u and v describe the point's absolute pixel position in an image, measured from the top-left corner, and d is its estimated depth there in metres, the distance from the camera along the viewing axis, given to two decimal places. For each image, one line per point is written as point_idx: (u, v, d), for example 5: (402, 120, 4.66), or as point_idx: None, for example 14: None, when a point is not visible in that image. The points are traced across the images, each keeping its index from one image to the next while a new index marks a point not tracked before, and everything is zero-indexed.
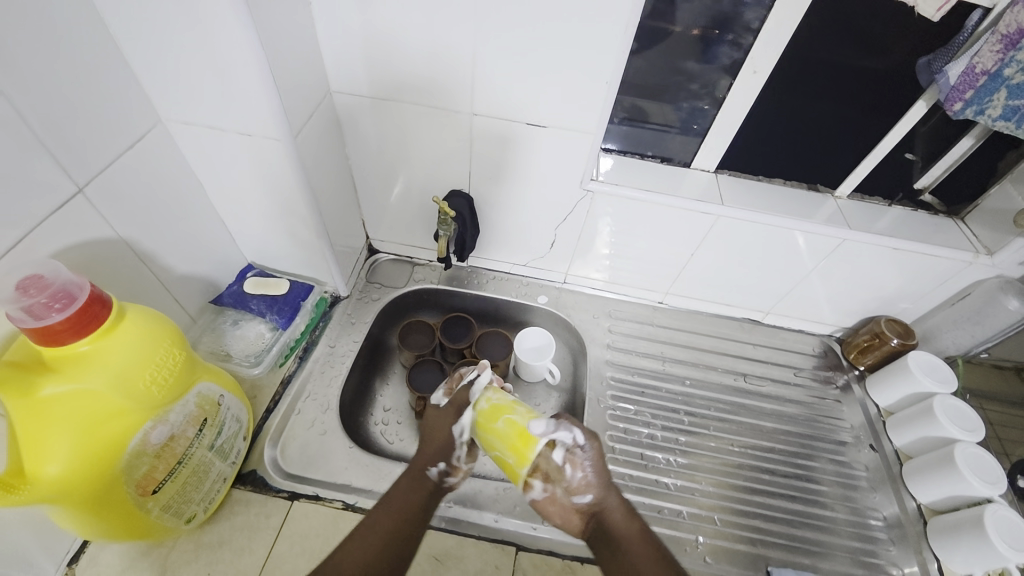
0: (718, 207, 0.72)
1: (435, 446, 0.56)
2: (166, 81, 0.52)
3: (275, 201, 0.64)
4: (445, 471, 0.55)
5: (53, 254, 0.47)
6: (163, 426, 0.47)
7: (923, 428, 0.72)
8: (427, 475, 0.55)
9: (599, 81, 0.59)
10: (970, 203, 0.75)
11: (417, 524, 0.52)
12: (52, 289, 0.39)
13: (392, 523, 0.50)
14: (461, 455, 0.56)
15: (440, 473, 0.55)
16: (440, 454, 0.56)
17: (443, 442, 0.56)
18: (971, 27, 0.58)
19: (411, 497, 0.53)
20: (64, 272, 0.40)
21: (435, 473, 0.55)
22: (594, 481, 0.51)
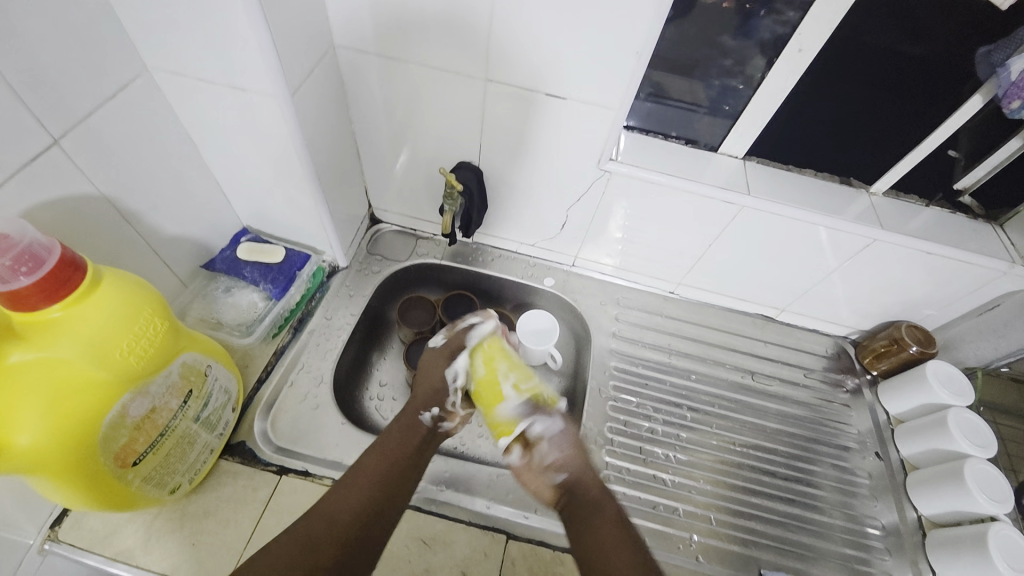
0: (744, 197, 0.67)
1: (428, 392, 0.65)
2: (151, 24, 0.47)
3: (272, 163, 0.60)
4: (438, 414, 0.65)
5: (24, 215, 0.43)
6: (143, 397, 0.44)
7: (933, 440, 0.69)
8: (422, 420, 0.63)
9: (628, 51, 0.53)
10: (1010, 208, 0.70)
11: (408, 469, 0.56)
12: (17, 249, 0.35)
13: (382, 468, 0.55)
14: (455, 401, 0.67)
15: (434, 417, 0.64)
16: (432, 400, 0.65)
17: (436, 391, 0.66)
18: None
19: (402, 444, 0.58)
20: (30, 231, 0.37)
21: (429, 418, 0.63)
22: (569, 460, 0.61)
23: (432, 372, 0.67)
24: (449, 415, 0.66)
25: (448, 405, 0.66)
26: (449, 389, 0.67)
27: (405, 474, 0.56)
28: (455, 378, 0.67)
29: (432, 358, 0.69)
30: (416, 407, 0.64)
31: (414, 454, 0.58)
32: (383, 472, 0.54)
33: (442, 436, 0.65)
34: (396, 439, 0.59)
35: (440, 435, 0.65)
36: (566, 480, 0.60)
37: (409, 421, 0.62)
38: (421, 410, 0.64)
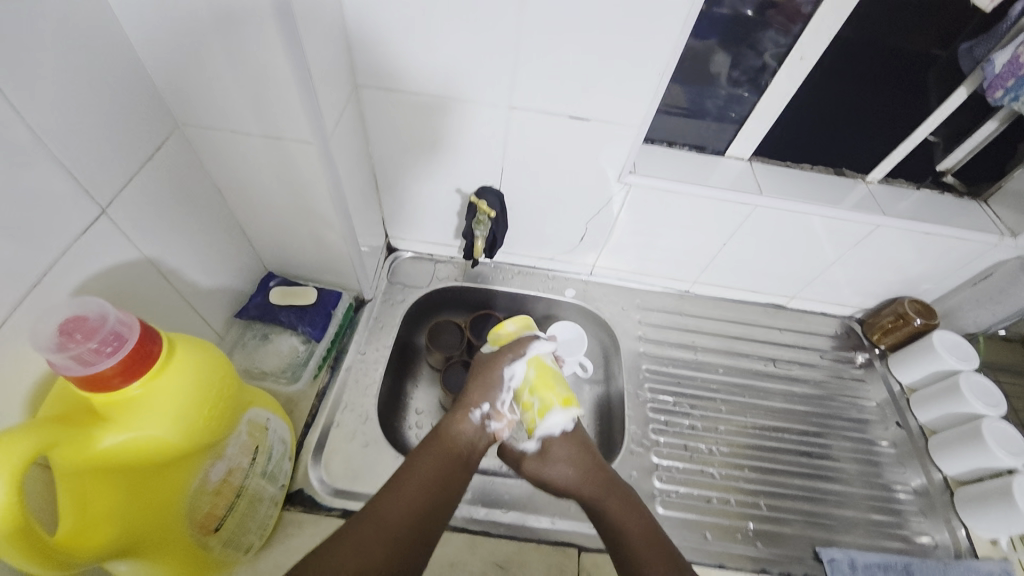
0: (757, 196, 0.71)
1: (480, 390, 0.63)
2: (186, 82, 0.46)
3: (304, 206, 0.60)
4: (487, 413, 0.62)
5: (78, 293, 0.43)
6: (221, 461, 0.44)
7: (948, 405, 0.75)
8: (470, 418, 0.61)
9: (649, 70, 0.56)
10: (992, 184, 0.76)
11: (457, 471, 0.57)
12: (102, 333, 0.35)
13: (436, 469, 0.55)
14: (506, 402, 0.63)
15: (482, 417, 0.61)
16: (484, 396, 0.62)
17: (489, 388, 0.63)
18: (1016, 16, 0.58)
19: (454, 441, 0.59)
20: (112, 311, 0.36)
21: (477, 417, 0.61)
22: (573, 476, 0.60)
23: (486, 368, 0.64)
24: (497, 414, 0.63)
25: (498, 404, 0.63)
26: (501, 389, 0.63)
27: (456, 476, 0.56)
28: (511, 378, 0.63)
29: (490, 356, 0.66)
30: (466, 406, 0.62)
31: (464, 456, 0.58)
32: (435, 476, 0.55)
33: (488, 438, 0.62)
34: (449, 438, 0.59)
35: (487, 435, 0.62)
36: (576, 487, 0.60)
37: (459, 421, 0.60)
38: (471, 408, 0.61)
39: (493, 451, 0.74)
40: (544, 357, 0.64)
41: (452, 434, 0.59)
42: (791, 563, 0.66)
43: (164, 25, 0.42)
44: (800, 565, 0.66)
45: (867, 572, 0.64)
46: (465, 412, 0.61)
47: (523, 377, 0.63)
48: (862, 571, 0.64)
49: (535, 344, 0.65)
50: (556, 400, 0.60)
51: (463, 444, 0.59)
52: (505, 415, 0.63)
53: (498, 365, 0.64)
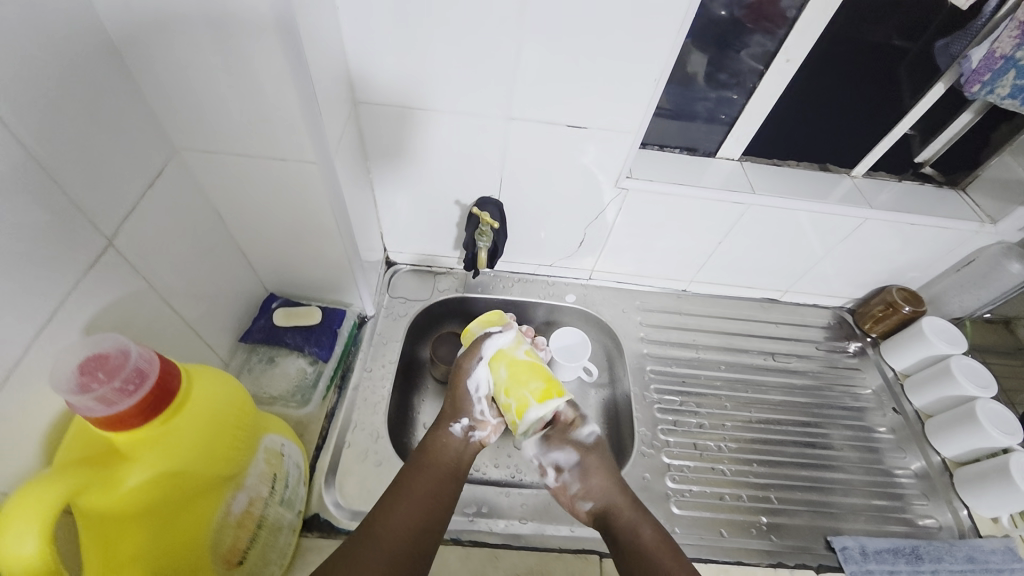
0: (751, 196, 0.72)
1: (454, 401, 0.62)
2: (187, 108, 0.46)
3: (307, 226, 0.59)
4: (468, 424, 0.61)
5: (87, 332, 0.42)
6: (242, 492, 0.43)
7: (941, 388, 0.77)
8: (451, 431, 0.61)
9: (645, 78, 0.57)
10: (969, 172, 0.79)
11: (449, 483, 0.57)
12: (125, 371, 0.35)
13: (427, 483, 0.55)
14: (484, 408, 0.62)
15: (464, 427, 0.61)
16: (460, 409, 0.62)
17: (461, 399, 0.62)
18: (989, 13, 0.61)
19: (442, 453, 0.59)
20: (134, 349, 0.35)
21: (458, 428, 0.61)
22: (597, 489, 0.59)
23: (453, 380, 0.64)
24: (480, 423, 0.62)
25: (477, 413, 0.62)
26: (474, 396, 0.62)
27: (448, 488, 0.56)
28: (477, 387, 0.63)
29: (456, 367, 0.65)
30: (445, 419, 0.62)
31: (455, 466, 0.58)
32: (428, 491, 0.55)
33: (475, 447, 0.61)
34: (435, 449, 0.59)
35: (473, 445, 0.61)
36: (599, 506, 0.59)
37: (441, 434, 0.60)
38: (450, 422, 0.61)
39: (504, 461, 0.74)
40: (510, 354, 0.62)
41: (437, 447, 0.59)
42: (803, 553, 0.67)
43: (165, 53, 0.42)
44: (812, 554, 0.67)
45: (878, 557, 0.65)
46: (445, 426, 0.61)
47: (489, 381, 0.62)
48: (874, 557, 0.65)
49: (501, 344, 0.63)
50: (529, 395, 0.57)
51: (450, 456, 0.59)
52: (488, 422, 0.63)
53: (462, 375, 0.63)
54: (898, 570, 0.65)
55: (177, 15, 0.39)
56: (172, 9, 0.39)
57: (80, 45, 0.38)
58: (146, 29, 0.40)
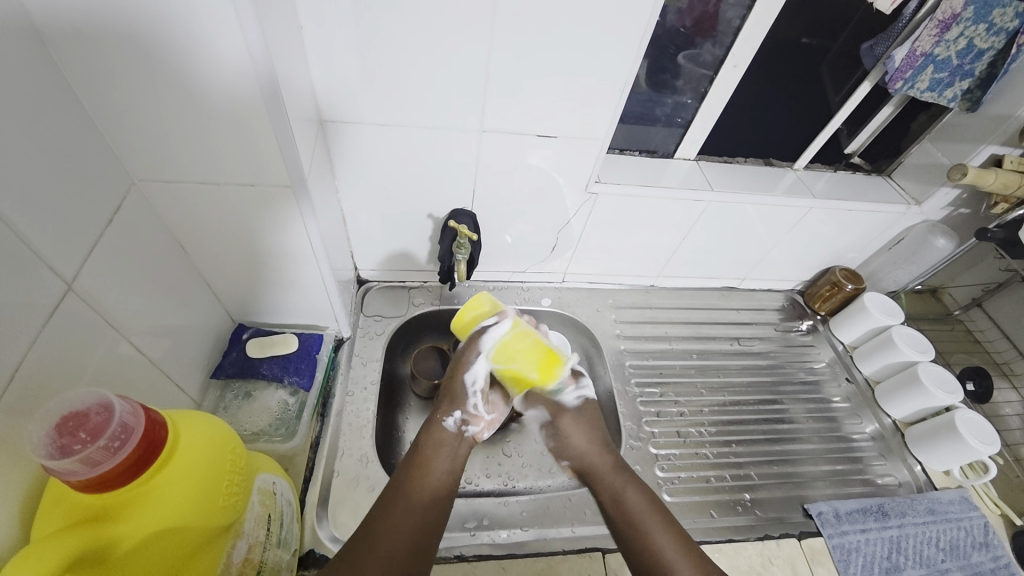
0: (710, 193, 0.76)
1: (446, 397, 0.61)
2: (144, 136, 0.43)
3: (277, 250, 0.57)
4: (462, 418, 0.60)
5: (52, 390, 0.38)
6: (242, 540, 0.41)
7: (886, 356, 0.85)
8: (446, 426, 0.59)
9: (610, 88, 0.60)
10: (893, 160, 0.86)
11: (446, 481, 0.56)
12: (111, 427, 0.32)
13: (423, 482, 0.54)
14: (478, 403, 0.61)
15: (458, 421, 0.59)
16: (452, 405, 0.60)
17: (456, 394, 0.60)
18: (910, 14, 0.67)
19: (435, 450, 0.57)
20: (116, 403, 0.33)
21: (452, 422, 0.59)
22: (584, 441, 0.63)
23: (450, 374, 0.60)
24: (474, 417, 0.60)
25: (471, 408, 0.60)
26: (467, 392, 0.60)
27: (444, 487, 0.55)
28: (475, 380, 0.60)
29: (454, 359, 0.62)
30: (437, 416, 0.60)
31: (451, 466, 0.57)
32: (426, 493, 0.53)
33: (469, 442, 0.60)
34: (427, 447, 0.57)
35: (467, 439, 0.60)
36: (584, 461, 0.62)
37: (435, 432, 0.58)
38: (443, 418, 0.60)
39: (495, 470, 0.74)
40: (505, 347, 0.58)
41: (433, 445, 0.57)
42: (782, 523, 0.71)
43: (120, 80, 0.39)
44: (791, 523, 0.71)
45: (850, 518, 0.71)
46: (440, 421, 0.59)
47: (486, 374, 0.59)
48: (846, 518, 0.71)
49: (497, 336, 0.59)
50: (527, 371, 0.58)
51: (445, 453, 0.57)
52: (481, 416, 0.61)
53: (459, 369, 0.60)
54: (869, 527, 0.71)
55: (132, 41, 0.37)
56: (127, 29, 0.36)
57: (21, 76, 0.35)
58: (101, 56, 0.38)
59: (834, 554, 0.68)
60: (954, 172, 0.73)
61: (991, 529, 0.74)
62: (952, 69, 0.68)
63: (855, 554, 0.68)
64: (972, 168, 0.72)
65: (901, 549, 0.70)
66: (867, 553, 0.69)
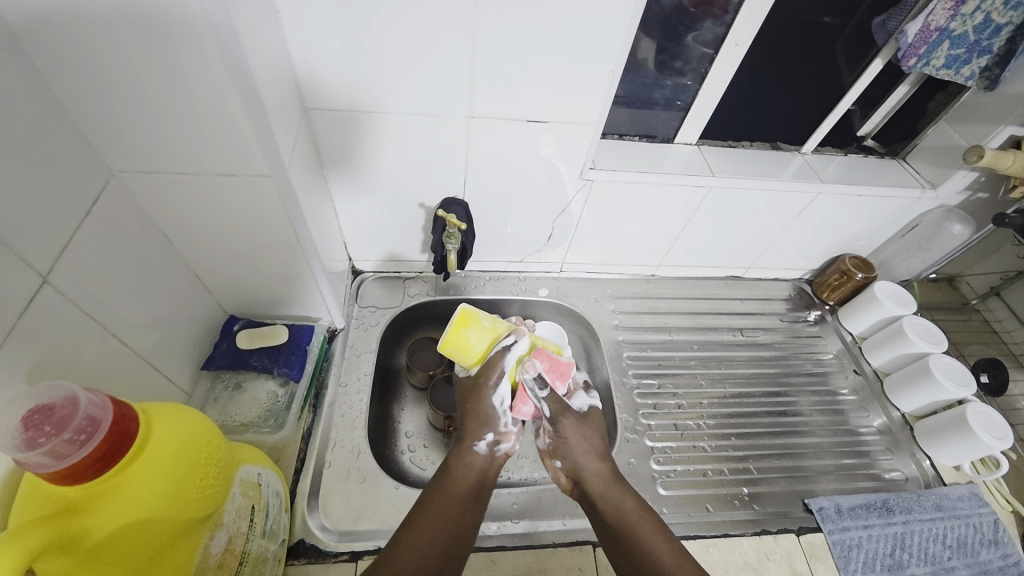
0: (711, 178, 0.73)
1: (474, 418, 0.58)
2: (119, 126, 0.43)
3: (262, 241, 0.56)
4: (494, 440, 0.57)
5: (30, 380, 0.39)
6: (221, 532, 0.41)
7: (898, 347, 0.82)
8: (476, 449, 0.56)
9: (602, 69, 0.57)
10: (908, 142, 0.82)
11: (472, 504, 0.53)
12: (75, 421, 0.32)
13: (452, 503, 0.52)
14: (509, 420, 0.58)
15: (489, 443, 0.57)
16: (482, 426, 0.57)
17: (485, 416, 0.58)
18: None
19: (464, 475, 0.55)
20: (83, 396, 0.33)
21: (484, 446, 0.56)
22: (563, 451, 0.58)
23: (472, 398, 0.58)
24: (506, 435, 0.58)
25: (503, 427, 0.57)
26: (498, 413, 0.58)
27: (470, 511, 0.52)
28: (503, 401, 0.58)
29: (472, 383, 0.60)
30: (468, 437, 0.58)
31: (477, 487, 0.55)
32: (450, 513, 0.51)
33: (501, 461, 0.58)
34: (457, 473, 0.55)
35: (499, 460, 0.58)
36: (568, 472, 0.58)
37: (466, 455, 0.56)
38: (475, 440, 0.57)
39: None
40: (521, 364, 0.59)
41: (459, 467, 0.55)
42: (783, 518, 0.70)
43: (90, 72, 0.39)
44: (791, 518, 0.70)
45: (853, 513, 0.69)
46: (468, 444, 0.57)
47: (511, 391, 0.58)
48: (848, 513, 0.69)
49: (518, 356, 0.58)
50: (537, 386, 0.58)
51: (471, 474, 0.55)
52: (512, 432, 0.58)
53: (483, 392, 0.58)
54: (871, 524, 0.69)
55: (94, 23, 0.36)
56: (91, 15, 0.35)
57: None
58: (67, 45, 0.37)
59: (834, 550, 0.66)
60: (970, 155, 0.69)
61: (1000, 526, 0.71)
62: (969, 45, 0.64)
63: (856, 550, 0.67)
64: (990, 150, 0.68)
65: (905, 546, 0.68)
66: (869, 550, 0.67)
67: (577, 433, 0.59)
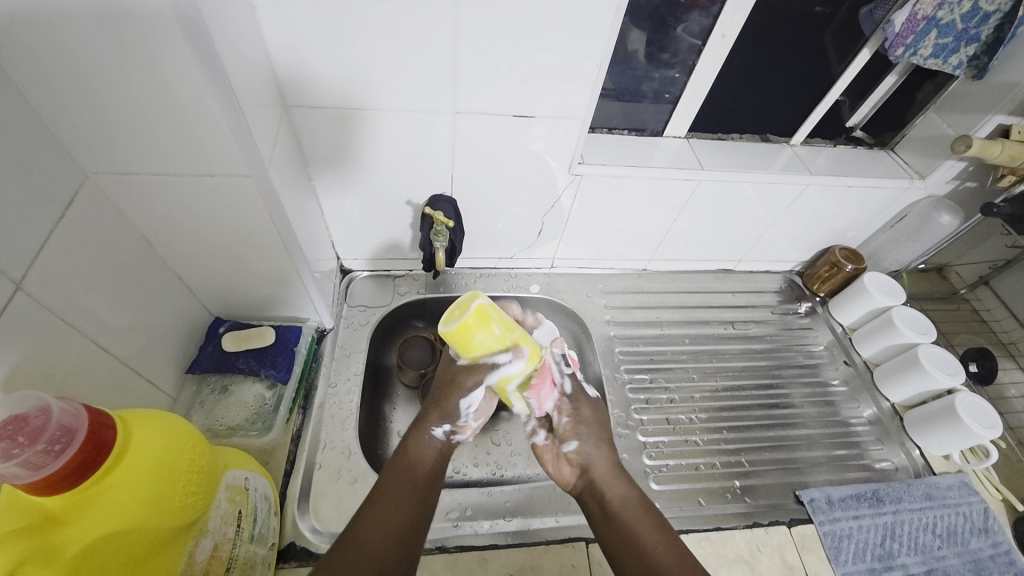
0: (700, 172, 0.73)
1: (438, 407, 0.54)
2: (91, 127, 0.42)
3: (245, 241, 0.55)
4: (450, 429, 0.54)
5: (6, 390, 0.38)
6: (207, 539, 0.41)
7: (887, 338, 0.82)
8: (433, 436, 0.53)
9: (588, 61, 0.56)
10: (896, 134, 0.82)
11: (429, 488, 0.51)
12: (50, 431, 0.32)
13: (409, 488, 0.49)
14: (470, 415, 0.54)
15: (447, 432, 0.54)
16: (442, 414, 0.54)
17: (450, 407, 0.53)
18: None
19: (420, 459, 0.52)
20: (56, 404, 0.32)
21: (441, 434, 0.53)
22: (582, 432, 0.56)
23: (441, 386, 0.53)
24: (463, 428, 0.55)
25: (462, 419, 0.54)
26: (461, 409, 0.54)
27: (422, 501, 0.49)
28: (471, 404, 0.53)
29: (448, 376, 0.54)
30: (424, 422, 0.54)
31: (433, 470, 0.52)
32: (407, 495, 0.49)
33: (453, 451, 0.55)
34: (412, 456, 0.52)
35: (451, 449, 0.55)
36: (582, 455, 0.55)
37: (421, 440, 0.53)
38: (430, 428, 0.54)
39: (483, 459, 0.74)
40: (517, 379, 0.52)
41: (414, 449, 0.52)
42: (775, 510, 0.70)
43: (60, 71, 0.37)
44: (783, 510, 0.70)
45: (843, 504, 0.70)
46: (427, 429, 0.54)
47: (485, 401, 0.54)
48: (839, 504, 0.70)
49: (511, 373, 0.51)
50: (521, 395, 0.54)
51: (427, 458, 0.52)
52: (469, 426, 0.55)
53: (454, 386, 0.53)
54: (862, 514, 0.69)
55: (60, 22, 0.35)
56: (58, 15, 0.34)
57: None
58: (33, 43, 0.35)
59: (825, 541, 0.67)
60: (959, 144, 0.69)
61: (990, 514, 0.72)
62: (957, 34, 0.64)
63: (847, 541, 0.67)
64: (978, 140, 0.68)
65: (896, 535, 0.69)
66: (859, 540, 0.68)
67: (595, 419, 0.57)
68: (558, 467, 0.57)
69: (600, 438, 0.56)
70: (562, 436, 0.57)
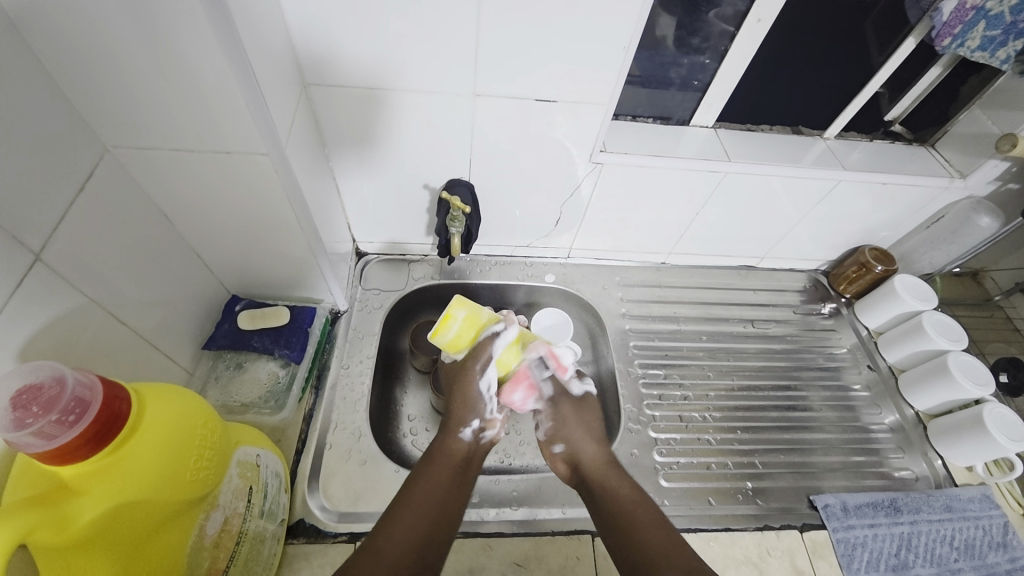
0: (727, 164, 0.70)
1: (461, 405, 0.58)
2: (111, 101, 0.42)
3: (261, 221, 0.55)
4: (479, 426, 0.58)
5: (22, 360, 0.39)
6: (216, 512, 0.42)
7: (915, 343, 0.79)
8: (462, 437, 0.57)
9: (614, 44, 0.54)
10: (938, 129, 0.78)
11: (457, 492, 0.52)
12: (63, 402, 0.32)
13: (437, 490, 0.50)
14: (494, 407, 0.59)
15: (475, 430, 0.57)
16: (469, 412, 0.58)
17: (473, 400, 0.58)
18: None
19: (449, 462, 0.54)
20: (69, 375, 0.33)
21: (469, 433, 0.57)
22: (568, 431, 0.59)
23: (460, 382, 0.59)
24: (490, 422, 0.59)
25: (487, 413, 0.58)
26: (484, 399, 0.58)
27: (456, 492, 0.51)
28: (488, 385, 0.59)
29: (460, 369, 0.60)
30: (452, 424, 0.57)
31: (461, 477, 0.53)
32: (434, 500, 0.49)
33: (486, 447, 0.59)
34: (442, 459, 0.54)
35: (482, 447, 0.58)
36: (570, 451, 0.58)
37: (450, 443, 0.56)
38: (460, 427, 0.57)
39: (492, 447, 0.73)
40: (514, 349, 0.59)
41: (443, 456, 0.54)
42: (787, 513, 0.69)
43: (73, 41, 0.37)
44: (795, 514, 0.69)
45: (859, 512, 0.68)
46: (455, 431, 0.57)
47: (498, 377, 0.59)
48: (854, 512, 0.68)
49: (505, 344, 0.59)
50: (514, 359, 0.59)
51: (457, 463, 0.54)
52: (496, 420, 0.59)
53: (469, 377, 0.59)
54: (878, 522, 0.67)
55: None
56: None
57: None
58: (46, 13, 0.35)
59: (837, 548, 0.65)
60: (1003, 143, 0.65)
61: (1011, 529, 0.69)
62: (1007, 26, 0.59)
63: (860, 549, 0.65)
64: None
65: (911, 546, 0.67)
66: (874, 549, 0.66)
67: (580, 416, 0.60)
68: (552, 465, 0.60)
69: (588, 434, 0.59)
70: (549, 438, 0.60)
